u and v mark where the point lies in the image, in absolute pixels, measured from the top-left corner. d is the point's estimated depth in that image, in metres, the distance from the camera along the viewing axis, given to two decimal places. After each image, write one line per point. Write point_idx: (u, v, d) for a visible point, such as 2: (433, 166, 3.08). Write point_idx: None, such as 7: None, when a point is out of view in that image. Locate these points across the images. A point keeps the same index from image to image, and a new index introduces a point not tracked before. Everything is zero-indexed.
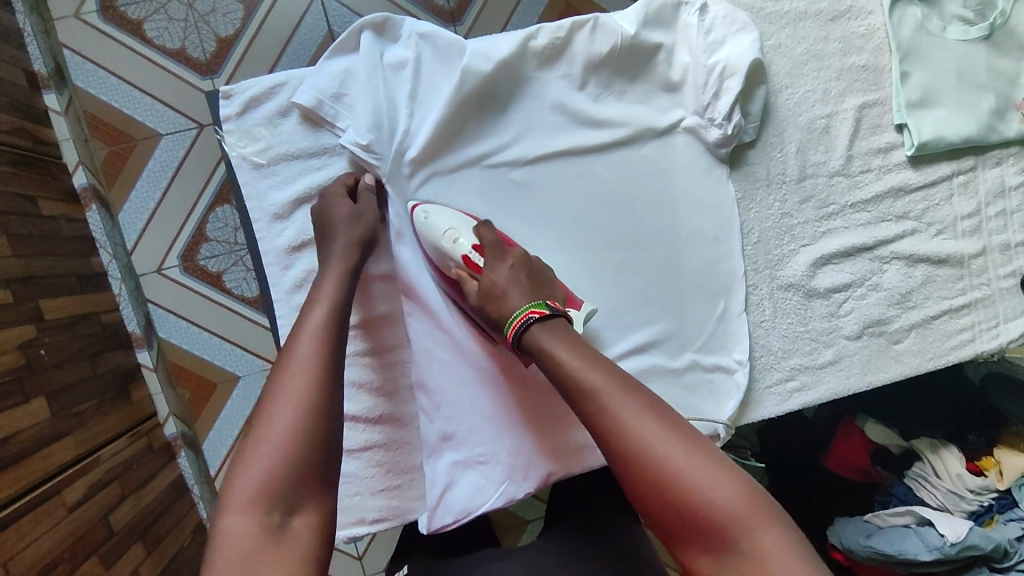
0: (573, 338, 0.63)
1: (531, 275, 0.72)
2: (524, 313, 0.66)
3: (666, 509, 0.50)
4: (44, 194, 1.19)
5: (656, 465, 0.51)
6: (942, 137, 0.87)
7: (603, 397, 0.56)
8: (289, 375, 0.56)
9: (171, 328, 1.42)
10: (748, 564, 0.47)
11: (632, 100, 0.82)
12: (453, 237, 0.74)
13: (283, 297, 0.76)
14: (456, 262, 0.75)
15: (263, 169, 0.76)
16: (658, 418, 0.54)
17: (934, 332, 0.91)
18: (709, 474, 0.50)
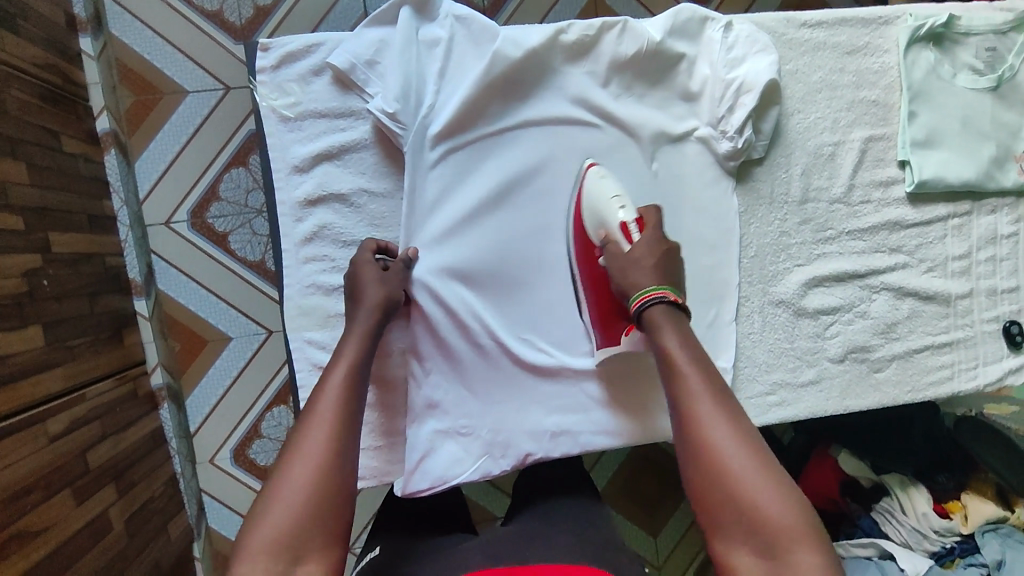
0: (681, 330, 0.64)
1: (668, 264, 0.71)
2: (662, 290, 0.67)
3: (723, 504, 0.52)
4: (67, 132, 1.22)
5: (731, 465, 0.53)
6: (942, 178, 0.91)
7: (691, 390, 0.59)
8: (309, 430, 0.57)
9: (171, 281, 1.44)
10: (785, 572, 0.49)
11: (650, 104, 0.85)
12: (617, 204, 0.76)
13: (293, 248, 0.79)
14: (608, 228, 0.76)
15: (289, 123, 0.78)
16: (735, 423, 0.56)
17: (914, 365, 0.94)
18: (771, 484, 0.52)
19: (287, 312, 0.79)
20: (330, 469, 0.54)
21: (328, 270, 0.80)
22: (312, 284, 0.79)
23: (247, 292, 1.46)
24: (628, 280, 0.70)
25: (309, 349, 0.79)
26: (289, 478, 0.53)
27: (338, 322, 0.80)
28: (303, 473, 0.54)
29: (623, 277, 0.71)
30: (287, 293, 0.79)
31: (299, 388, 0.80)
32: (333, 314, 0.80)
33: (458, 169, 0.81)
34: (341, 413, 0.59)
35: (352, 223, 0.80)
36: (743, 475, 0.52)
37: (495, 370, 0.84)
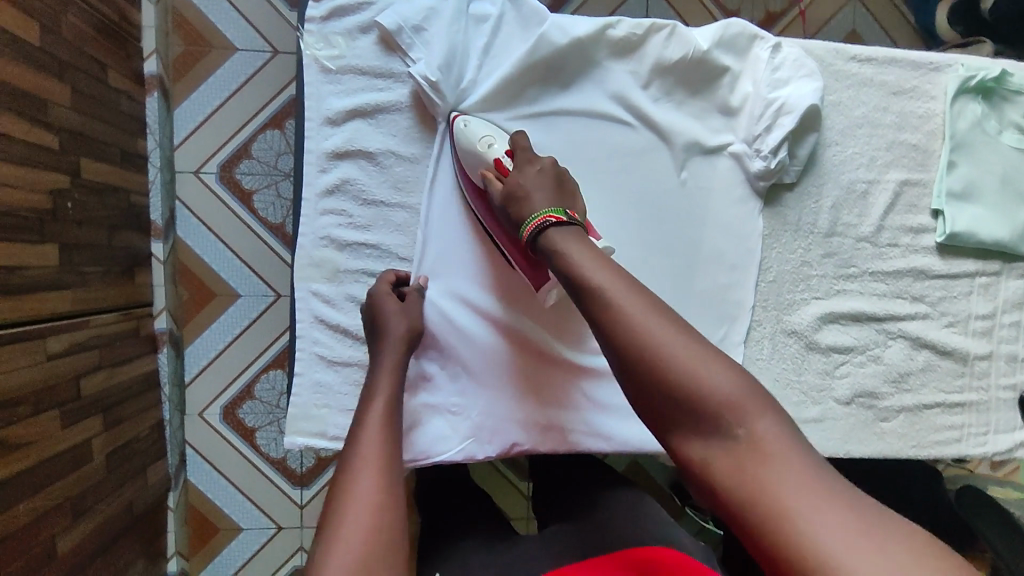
0: (586, 241, 0.64)
1: (560, 183, 0.72)
2: (545, 215, 0.67)
3: (669, 399, 0.50)
4: (115, 67, 1.25)
5: (665, 355, 0.51)
6: (975, 233, 0.89)
7: (612, 294, 0.56)
8: (357, 471, 0.54)
9: (191, 230, 1.46)
10: (739, 446, 0.47)
11: (688, 113, 0.85)
12: (486, 143, 0.76)
13: (312, 198, 0.79)
14: (485, 166, 0.76)
15: (329, 75, 0.79)
16: (661, 316, 0.54)
17: (922, 421, 0.91)
18: (709, 363, 0.50)
19: (297, 260, 0.79)
20: (385, 506, 0.52)
21: (344, 225, 0.80)
22: (326, 236, 0.79)
23: (263, 252, 1.48)
24: (522, 209, 0.70)
25: (313, 301, 0.79)
26: (345, 525, 0.50)
27: (346, 278, 0.80)
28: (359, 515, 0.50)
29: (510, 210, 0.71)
30: (300, 243, 0.79)
31: (297, 338, 0.80)
32: (342, 270, 0.80)
33: None
34: (384, 449, 0.57)
35: (376, 182, 0.80)
36: (679, 363, 0.50)
37: (495, 359, 0.83)
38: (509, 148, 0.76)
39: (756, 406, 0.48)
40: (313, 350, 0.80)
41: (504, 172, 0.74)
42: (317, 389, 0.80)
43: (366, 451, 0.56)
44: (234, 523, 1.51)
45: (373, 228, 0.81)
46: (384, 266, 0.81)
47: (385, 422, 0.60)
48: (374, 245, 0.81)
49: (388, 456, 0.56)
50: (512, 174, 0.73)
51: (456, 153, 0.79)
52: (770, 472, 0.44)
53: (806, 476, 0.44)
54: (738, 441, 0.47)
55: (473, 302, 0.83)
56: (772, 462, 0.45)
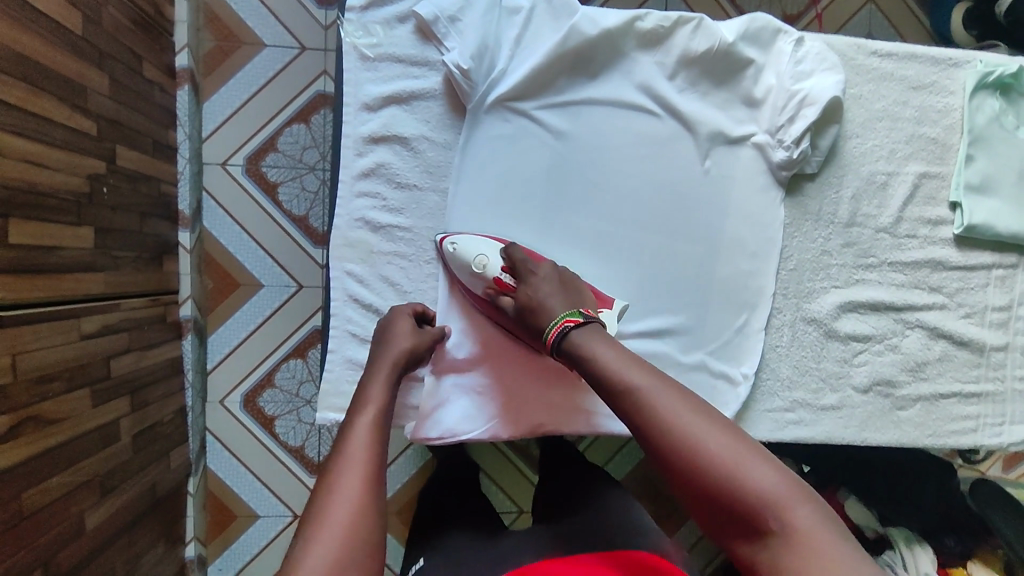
0: (611, 341, 0.66)
1: (563, 284, 0.75)
2: (563, 320, 0.69)
3: (712, 499, 0.52)
4: (150, 59, 1.29)
5: (704, 458, 0.53)
6: (992, 225, 0.91)
7: (646, 396, 0.58)
8: (342, 467, 0.57)
9: (216, 220, 1.49)
10: (783, 546, 0.49)
11: (712, 103, 0.87)
12: (481, 263, 0.79)
13: (349, 180, 0.81)
14: (486, 283, 0.80)
15: (368, 63, 0.81)
16: (699, 415, 0.56)
17: (939, 410, 0.92)
18: (752, 463, 0.52)
19: (332, 240, 0.81)
20: (362, 509, 0.54)
21: (378, 208, 0.82)
22: (361, 218, 0.82)
23: (286, 243, 1.51)
24: (537, 318, 0.73)
25: (347, 281, 0.82)
26: (327, 520, 0.53)
27: (379, 260, 0.82)
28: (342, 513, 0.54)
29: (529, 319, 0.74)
30: (336, 224, 0.81)
31: (331, 316, 0.82)
32: (376, 251, 0.82)
33: (515, 132, 0.84)
34: (371, 452, 0.60)
35: (409, 166, 0.83)
36: (718, 464, 0.52)
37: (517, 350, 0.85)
38: (506, 264, 0.79)
39: (804, 504, 0.50)
40: (347, 328, 0.82)
41: (507, 289, 0.78)
42: (349, 366, 0.82)
43: (350, 456, 0.59)
44: (251, 510, 1.53)
45: (406, 211, 0.83)
46: (416, 249, 0.84)
47: (376, 424, 0.63)
48: (407, 227, 0.83)
49: (372, 458, 0.59)
50: (517, 289, 0.76)
51: (451, 271, 0.82)
52: (815, 568, 0.46)
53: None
54: (791, 541, 0.48)
55: (495, 317, 0.84)
56: (827, 563, 0.46)
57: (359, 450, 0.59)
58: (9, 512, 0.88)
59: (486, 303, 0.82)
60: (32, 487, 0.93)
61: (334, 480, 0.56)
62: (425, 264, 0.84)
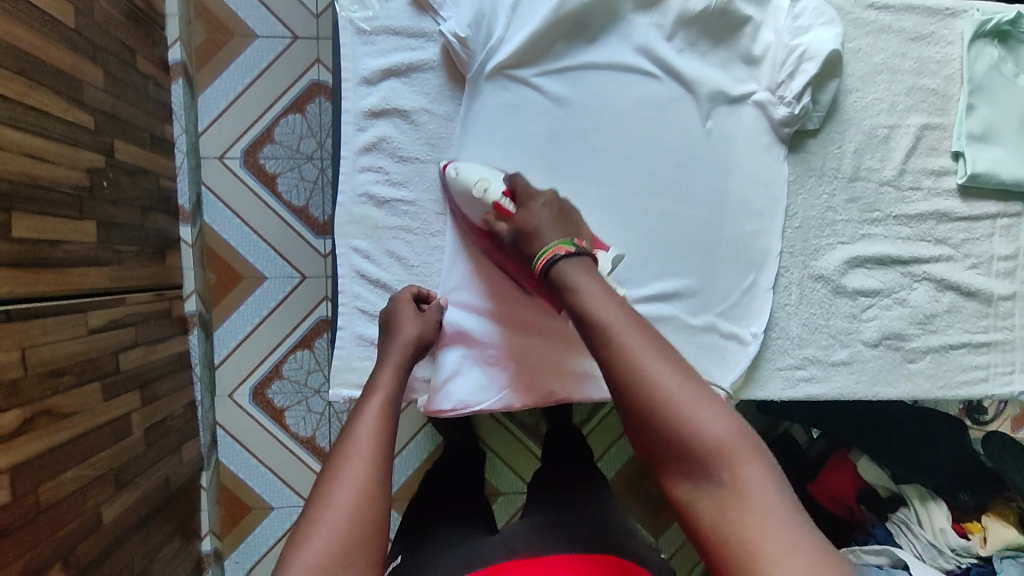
0: (595, 274, 0.63)
1: (562, 215, 0.73)
2: (553, 247, 0.66)
3: (659, 438, 0.52)
4: (142, 52, 1.28)
5: (661, 399, 0.52)
6: (995, 173, 0.91)
7: (616, 333, 0.56)
8: (348, 455, 0.57)
9: (216, 214, 1.49)
10: (724, 491, 0.50)
11: (711, 63, 0.87)
12: (482, 187, 0.77)
13: (351, 155, 0.81)
14: (485, 210, 0.77)
15: (365, 36, 0.81)
16: (666, 356, 0.54)
17: (949, 361, 0.93)
18: (710, 413, 0.52)
19: (337, 217, 0.81)
20: (366, 495, 0.55)
21: (382, 182, 0.82)
22: (364, 194, 0.81)
23: (288, 234, 1.50)
24: (531, 246, 0.70)
25: (354, 257, 0.81)
26: (328, 506, 0.54)
27: (385, 235, 0.82)
28: (342, 502, 0.54)
29: (524, 247, 0.70)
30: (340, 200, 0.81)
31: (339, 293, 0.82)
32: (381, 227, 0.82)
33: (515, 100, 0.83)
34: (376, 443, 0.59)
35: (411, 140, 0.82)
36: (672, 406, 0.52)
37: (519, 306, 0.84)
38: (507, 189, 0.77)
39: (751, 459, 0.51)
40: (354, 304, 0.82)
41: (505, 214, 0.75)
42: (360, 342, 0.82)
43: (357, 443, 0.58)
44: (264, 502, 1.53)
45: (410, 185, 0.83)
46: (420, 222, 0.83)
47: (384, 416, 0.62)
48: (411, 201, 0.83)
49: (376, 448, 0.58)
50: (513, 216, 0.74)
51: (452, 198, 0.81)
52: (750, 519, 0.48)
53: (790, 536, 0.46)
54: (730, 491, 0.49)
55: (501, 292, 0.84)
56: (760, 516, 0.48)
57: (365, 441, 0.58)
58: (27, 506, 0.88)
59: (483, 234, 0.80)
60: (49, 480, 0.93)
61: (338, 468, 0.56)
62: (431, 238, 0.84)
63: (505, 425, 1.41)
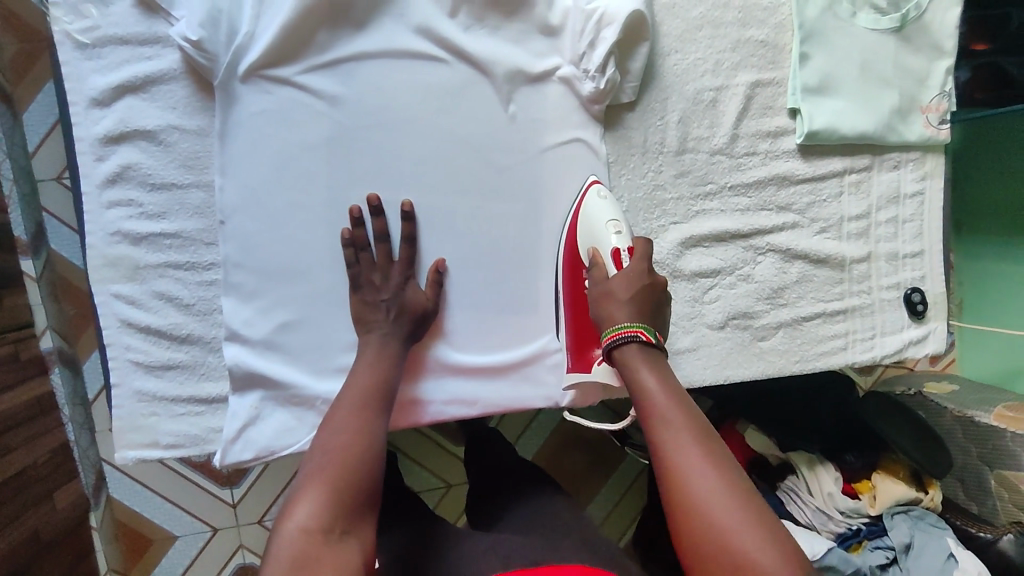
0: (664, 368, 0.62)
1: (654, 308, 0.67)
2: (635, 328, 0.64)
3: (714, 563, 0.50)
4: None
5: (716, 524, 0.50)
6: (836, 129, 0.83)
7: (678, 436, 0.56)
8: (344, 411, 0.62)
9: (62, 241, 1.36)
10: None
11: (505, 38, 0.77)
12: (614, 228, 0.73)
13: (93, 190, 0.71)
14: (601, 249, 0.73)
15: (87, 50, 0.69)
16: (723, 471, 0.53)
17: (802, 334, 0.87)
18: (767, 544, 0.49)
19: (89, 262, 0.71)
20: (373, 452, 0.59)
21: (136, 216, 0.72)
22: (116, 232, 0.71)
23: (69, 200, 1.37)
24: (604, 311, 0.68)
25: (116, 304, 0.72)
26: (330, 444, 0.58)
27: (148, 274, 0.73)
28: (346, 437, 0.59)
29: (600, 307, 0.68)
30: (89, 242, 0.71)
31: (106, 346, 0.73)
32: (142, 266, 0.72)
33: (276, 106, 0.73)
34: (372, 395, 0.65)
35: (162, 163, 0.72)
36: (729, 526, 0.50)
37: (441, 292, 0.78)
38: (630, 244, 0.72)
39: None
40: (127, 356, 0.73)
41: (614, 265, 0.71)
42: (140, 398, 0.73)
43: (355, 393, 0.64)
44: (167, 532, 1.47)
45: (170, 215, 0.73)
46: (189, 255, 0.74)
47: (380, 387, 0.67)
48: (173, 233, 0.73)
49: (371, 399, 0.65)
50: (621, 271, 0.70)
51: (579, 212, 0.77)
52: None
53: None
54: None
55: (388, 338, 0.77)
56: None
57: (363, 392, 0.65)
58: None
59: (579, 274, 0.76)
60: None
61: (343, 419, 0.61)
62: (203, 270, 0.74)
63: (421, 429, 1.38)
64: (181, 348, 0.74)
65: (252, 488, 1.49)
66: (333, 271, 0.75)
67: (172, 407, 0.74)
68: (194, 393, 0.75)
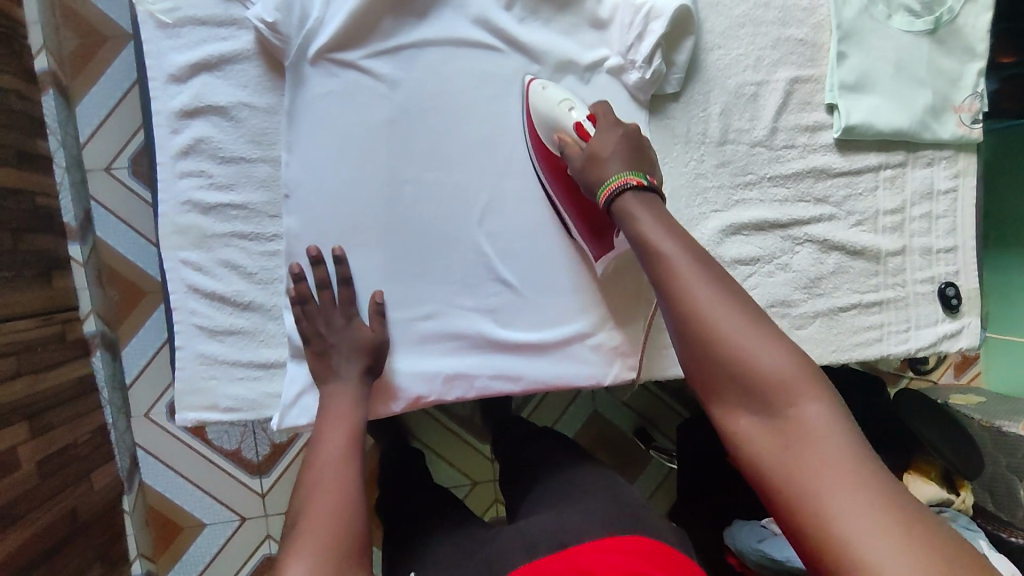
0: (657, 208, 0.62)
1: (637, 151, 0.69)
2: (625, 177, 0.64)
3: (716, 370, 0.52)
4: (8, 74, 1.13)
5: (718, 327, 0.52)
6: (872, 124, 0.86)
7: (679, 266, 0.56)
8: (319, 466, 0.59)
9: (109, 228, 1.41)
10: (784, 428, 0.48)
11: (558, 30, 0.81)
12: (566, 107, 0.74)
13: (168, 161, 0.75)
14: (564, 130, 0.74)
15: (167, 30, 0.74)
16: (725, 286, 0.54)
17: (840, 324, 0.89)
18: (767, 344, 0.51)
19: (161, 229, 0.75)
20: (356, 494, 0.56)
21: (205, 187, 0.76)
22: (187, 201, 0.75)
23: (121, 193, 1.41)
24: (600, 172, 0.68)
25: (184, 270, 0.76)
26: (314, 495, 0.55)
27: (215, 243, 0.76)
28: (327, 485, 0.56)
29: (589, 170, 0.68)
30: (161, 210, 0.75)
31: (172, 310, 0.76)
32: (210, 235, 0.76)
33: (340, 88, 0.77)
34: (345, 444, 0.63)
35: (232, 138, 0.76)
36: (732, 337, 0.51)
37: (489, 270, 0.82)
38: (590, 113, 0.74)
39: (807, 391, 0.49)
40: (191, 321, 0.76)
41: (584, 137, 0.72)
42: (202, 360, 0.77)
43: (326, 447, 0.62)
44: (197, 519, 1.49)
45: (237, 187, 0.77)
46: (254, 227, 0.77)
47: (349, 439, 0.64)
48: (240, 205, 0.77)
49: (345, 447, 0.62)
50: (591, 138, 0.70)
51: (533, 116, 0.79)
52: (803, 460, 0.46)
53: (849, 461, 0.45)
54: (782, 420, 0.49)
55: (454, 313, 0.81)
56: (810, 444, 0.47)
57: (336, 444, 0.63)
58: None
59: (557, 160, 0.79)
60: None
61: (317, 472, 0.58)
62: (267, 241, 0.78)
63: (440, 419, 1.38)
64: (243, 314, 0.78)
65: (281, 478, 1.50)
66: (388, 246, 0.79)
67: (232, 372, 0.78)
68: (253, 358, 0.78)
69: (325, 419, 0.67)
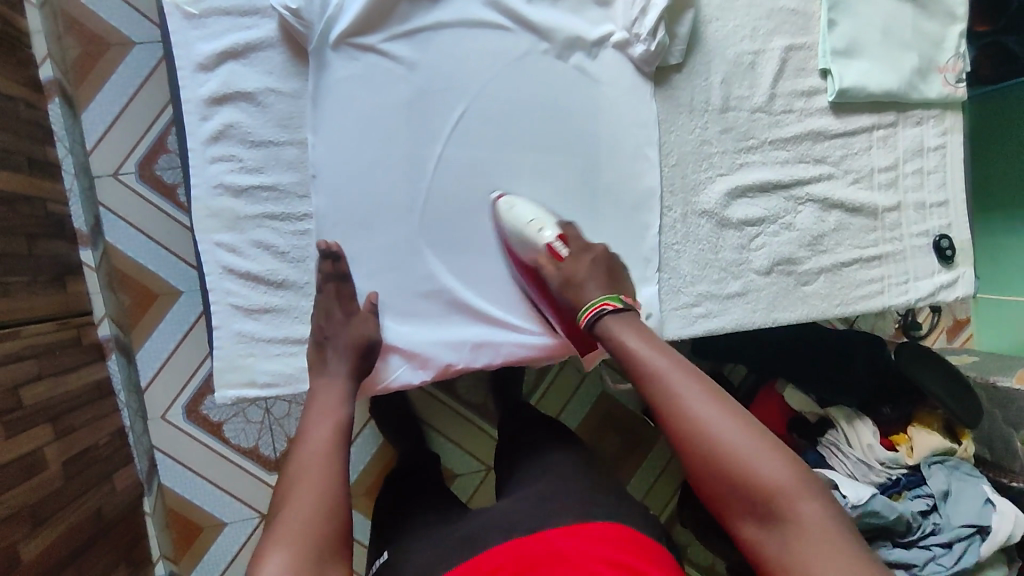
0: (642, 329, 0.68)
1: (609, 271, 0.78)
2: (603, 301, 0.72)
3: (723, 483, 0.57)
4: (18, 82, 1.13)
5: (718, 443, 0.57)
6: (864, 86, 0.90)
7: (672, 387, 0.61)
8: (301, 467, 0.60)
9: (120, 234, 1.34)
10: (792, 533, 0.54)
11: (565, 9, 0.85)
12: (537, 227, 0.79)
13: (199, 147, 0.78)
14: (537, 251, 0.79)
15: (194, 20, 0.77)
16: (717, 401, 0.60)
17: (843, 279, 0.93)
18: (760, 454, 0.56)
19: (194, 213, 0.78)
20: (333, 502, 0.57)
21: (236, 170, 0.79)
22: (219, 184, 0.78)
23: (132, 200, 1.34)
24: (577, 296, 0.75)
25: (218, 251, 0.78)
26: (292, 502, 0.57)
27: (248, 224, 0.79)
28: (306, 492, 0.57)
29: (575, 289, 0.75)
30: (194, 194, 0.78)
31: (208, 291, 0.79)
32: (243, 217, 0.79)
33: (361, 70, 0.80)
34: (330, 443, 0.63)
35: (260, 122, 0.79)
36: (733, 452, 0.56)
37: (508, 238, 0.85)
38: (560, 234, 0.79)
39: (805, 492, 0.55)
40: (227, 300, 0.79)
41: (557, 258, 0.78)
42: (240, 338, 0.79)
43: (311, 444, 0.63)
44: (216, 519, 1.40)
45: (266, 169, 0.80)
46: (285, 207, 0.80)
47: (334, 434, 0.65)
48: (270, 186, 0.80)
49: (330, 444, 0.63)
50: (564, 260, 0.77)
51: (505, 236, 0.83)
52: (812, 562, 0.51)
53: (850, 559, 0.51)
54: (788, 524, 0.54)
55: (475, 281, 0.85)
56: (817, 546, 0.52)
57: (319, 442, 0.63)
58: None
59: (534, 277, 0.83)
60: None
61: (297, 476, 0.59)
62: (298, 221, 0.81)
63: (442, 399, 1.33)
64: (276, 291, 0.80)
65: None
66: (411, 220, 0.82)
67: (268, 349, 0.80)
68: (289, 334, 0.81)
69: (315, 412, 0.68)
